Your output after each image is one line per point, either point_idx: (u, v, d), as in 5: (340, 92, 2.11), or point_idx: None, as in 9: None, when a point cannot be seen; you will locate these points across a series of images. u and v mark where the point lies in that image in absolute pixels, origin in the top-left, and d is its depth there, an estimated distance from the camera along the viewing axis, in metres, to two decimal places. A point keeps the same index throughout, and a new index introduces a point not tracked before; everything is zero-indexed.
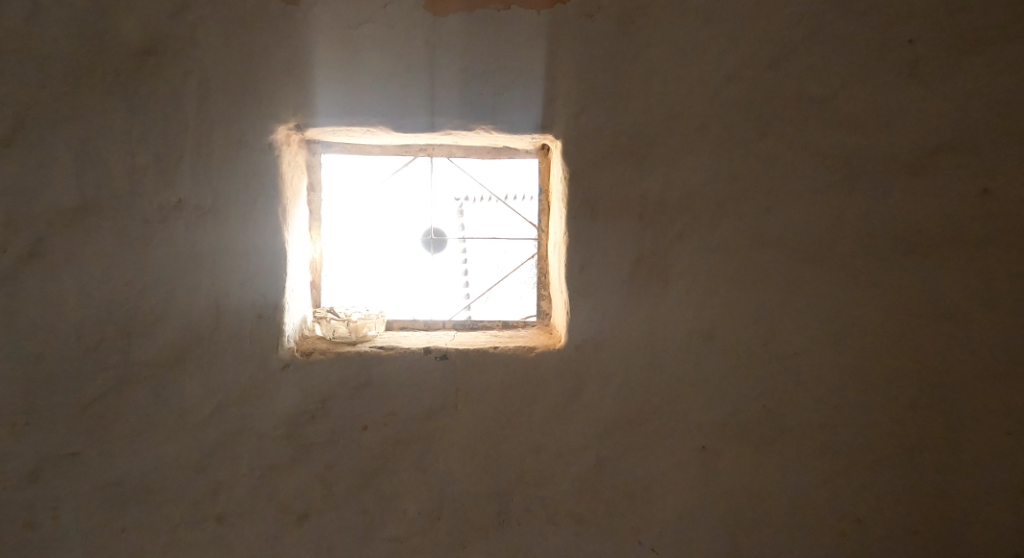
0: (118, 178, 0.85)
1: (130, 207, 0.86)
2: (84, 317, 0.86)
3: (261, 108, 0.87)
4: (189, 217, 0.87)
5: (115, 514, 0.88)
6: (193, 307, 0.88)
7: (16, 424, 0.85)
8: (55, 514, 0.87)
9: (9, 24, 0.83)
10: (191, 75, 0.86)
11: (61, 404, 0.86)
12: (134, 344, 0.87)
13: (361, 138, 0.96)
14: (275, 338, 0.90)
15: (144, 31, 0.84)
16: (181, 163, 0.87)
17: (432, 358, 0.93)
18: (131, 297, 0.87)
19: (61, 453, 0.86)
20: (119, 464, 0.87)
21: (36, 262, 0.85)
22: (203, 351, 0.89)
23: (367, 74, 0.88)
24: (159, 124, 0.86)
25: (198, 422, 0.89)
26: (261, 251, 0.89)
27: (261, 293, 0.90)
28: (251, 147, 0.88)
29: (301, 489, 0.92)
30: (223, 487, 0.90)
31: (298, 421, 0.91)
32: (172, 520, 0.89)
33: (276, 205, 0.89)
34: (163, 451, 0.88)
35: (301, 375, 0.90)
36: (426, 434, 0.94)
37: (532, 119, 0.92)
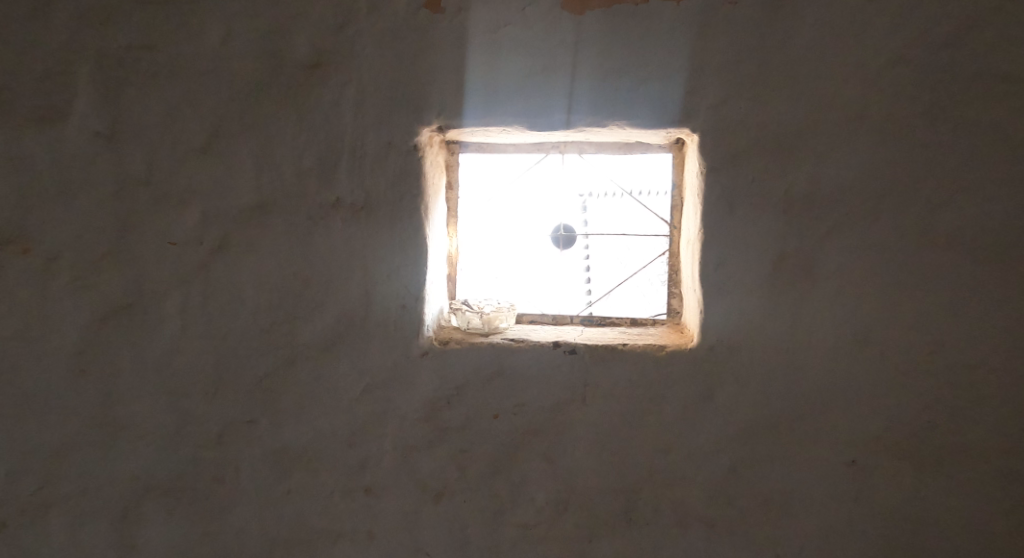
0: (288, 179, 0.96)
1: (298, 205, 0.96)
2: (259, 302, 0.97)
3: (409, 112, 0.94)
4: (345, 214, 0.96)
5: (282, 478, 0.98)
6: (348, 297, 0.97)
7: (207, 393, 0.97)
8: (236, 474, 0.97)
9: (202, 44, 0.93)
10: (349, 85, 0.94)
11: (241, 378, 0.97)
12: (299, 327, 0.97)
13: (497, 137, 1.00)
14: (417, 327, 0.97)
15: (312, 47, 0.94)
16: (339, 166, 0.96)
17: (561, 352, 0.95)
18: (297, 286, 0.97)
19: (241, 421, 0.97)
20: (286, 433, 0.98)
21: (224, 253, 0.96)
22: (355, 335, 0.98)
23: (505, 76, 0.92)
24: (323, 130, 0.95)
25: (351, 400, 0.98)
26: (405, 246, 0.96)
27: (405, 285, 0.97)
28: (399, 149, 0.95)
29: (438, 469, 0.98)
30: (371, 461, 0.98)
31: (436, 404, 0.97)
32: (328, 488, 0.98)
33: (419, 202, 0.96)
34: (322, 425, 0.98)
35: (439, 362, 0.97)
36: (554, 426, 0.96)
37: (670, 113, 0.90)
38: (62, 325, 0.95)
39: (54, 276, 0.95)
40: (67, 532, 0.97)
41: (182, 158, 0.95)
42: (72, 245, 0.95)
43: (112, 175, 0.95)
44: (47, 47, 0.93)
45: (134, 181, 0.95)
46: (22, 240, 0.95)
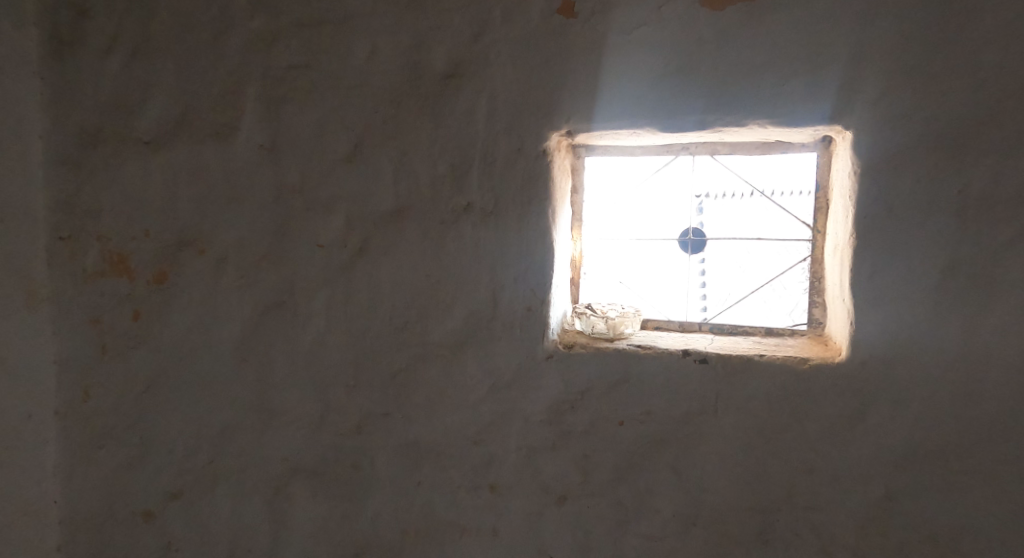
0: (423, 185, 1.01)
1: (432, 210, 1.01)
2: (395, 301, 1.03)
3: (540, 117, 0.95)
4: (475, 218, 0.99)
5: (413, 469, 1.02)
6: (476, 298, 1.00)
7: (347, 385, 1.04)
8: (372, 462, 1.03)
9: (348, 59, 1.00)
10: (482, 94, 0.97)
11: (376, 373, 1.03)
12: (431, 326, 1.02)
13: (626, 139, 0.99)
14: (542, 330, 0.98)
15: (449, 58, 0.97)
16: (471, 172, 0.99)
17: (691, 361, 0.92)
18: (430, 287, 1.01)
19: (377, 413, 1.03)
20: (417, 427, 1.02)
21: (364, 255, 1.03)
22: (483, 336, 1.00)
23: (638, 77, 0.90)
24: (457, 137, 0.99)
25: (478, 399, 1.00)
26: (532, 249, 0.98)
27: (531, 288, 0.98)
28: (529, 154, 0.97)
29: (562, 473, 0.98)
30: (496, 459, 1.00)
31: (560, 408, 0.97)
32: (454, 482, 1.01)
33: (547, 206, 0.97)
34: (450, 422, 1.01)
35: (564, 365, 0.97)
36: (682, 438, 0.93)
37: (819, 110, 0.84)
38: (225, 318, 1.05)
39: (224, 274, 1.05)
40: (229, 505, 1.06)
41: (331, 167, 1.02)
42: (238, 246, 1.04)
43: (271, 183, 1.03)
44: (220, 66, 1.02)
45: (290, 189, 1.03)
46: (199, 241, 1.05)
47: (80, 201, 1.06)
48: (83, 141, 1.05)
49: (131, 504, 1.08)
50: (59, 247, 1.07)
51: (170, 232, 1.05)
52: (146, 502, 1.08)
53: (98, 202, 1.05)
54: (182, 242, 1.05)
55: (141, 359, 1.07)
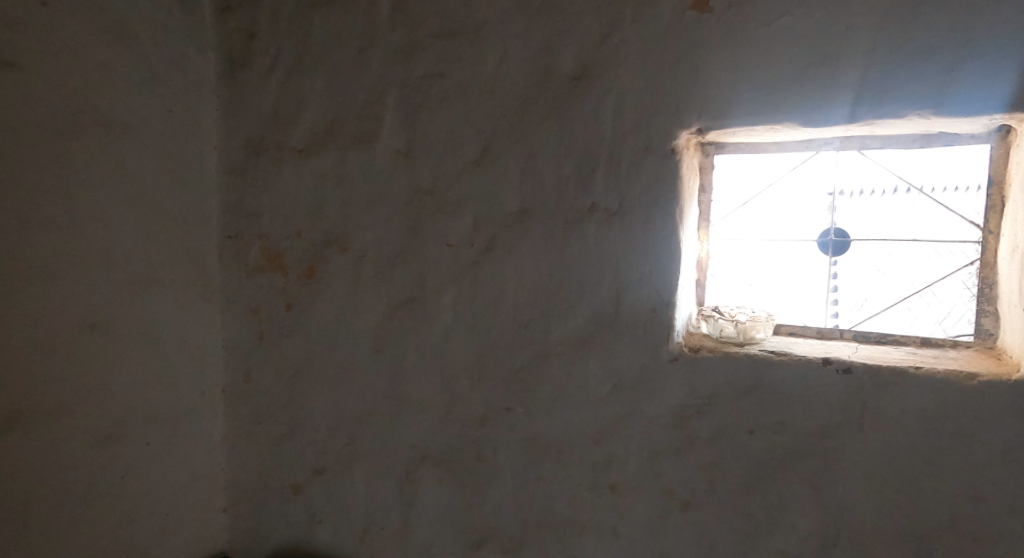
0: (548, 185, 1.02)
1: (557, 210, 1.02)
2: (518, 300, 1.05)
3: (670, 116, 0.94)
4: (600, 218, 1.00)
5: (534, 464, 1.05)
6: (599, 299, 1.01)
7: (473, 378, 1.08)
8: (495, 454, 1.07)
9: (479, 66, 1.04)
10: (609, 94, 0.97)
11: (500, 368, 1.07)
12: (553, 325, 1.04)
13: (761, 137, 0.95)
14: (667, 332, 0.96)
15: (577, 60, 0.99)
16: (597, 172, 0.99)
17: (832, 371, 0.86)
18: (553, 286, 1.03)
19: (500, 407, 1.07)
20: (539, 423, 1.04)
21: (490, 254, 1.06)
22: (606, 336, 1.00)
23: (778, 70, 0.86)
24: (583, 138, 1.00)
25: (599, 399, 1.01)
26: (659, 250, 0.97)
27: (656, 289, 0.97)
28: (656, 154, 0.95)
29: (686, 478, 0.96)
30: (617, 460, 1.00)
31: (685, 412, 0.95)
32: (575, 480, 1.02)
33: (675, 206, 0.95)
34: (571, 419, 1.02)
35: (690, 369, 0.94)
36: (822, 452, 0.87)
37: (995, 96, 0.77)
38: (363, 312, 1.14)
39: (363, 271, 1.13)
40: (364, 484, 1.15)
41: (461, 170, 1.07)
42: (375, 245, 1.12)
43: (406, 185, 1.10)
44: (364, 79, 1.10)
45: (423, 191, 1.09)
46: (342, 240, 1.14)
47: (244, 204, 1.19)
48: (248, 151, 1.18)
49: (281, 477, 1.20)
50: (227, 245, 1.21)
51: (318, 233, 1.15)
52: (293, 476, 1.20)
53: (259, 205, 1.18)
54: (328, 241, 1.15)
55: (291, 346, 1.18)
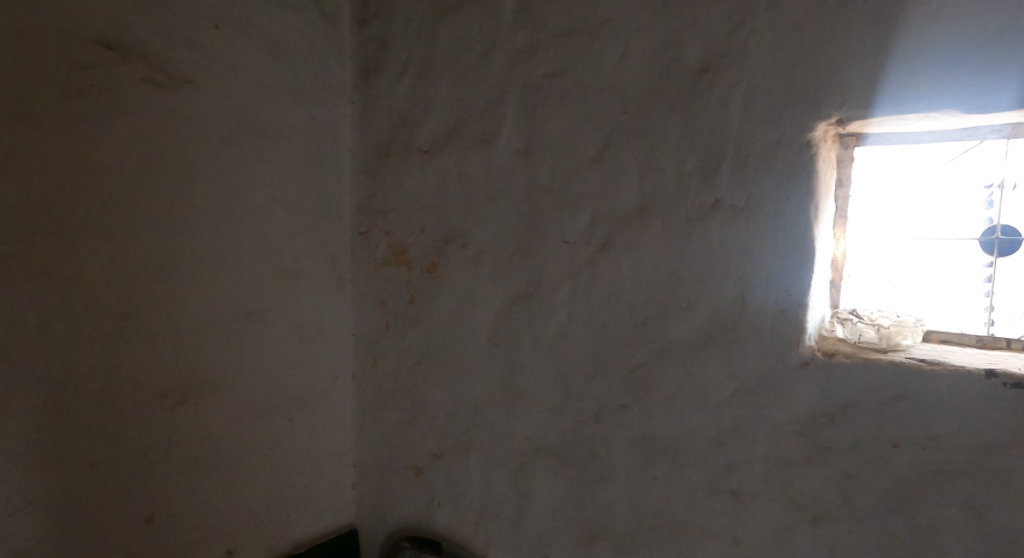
0: (669, 181, 1.00)
1: (678, 207, 1.00)
2: (635, 298, 1.04)
3: (806, 106, 0.88)
4: (724, 215, 0.96)
5: (650, 462, 1.04)
6: (721, 299, 0.97)
7: (587, 374, 1.09)
8: (609, 450, 1.07)
9: (600, 63, 1.04)
10: (738, 86, 0.93)
11: (615, 365, 1.06)
12: (671, 324, 1.01)
13: (912, 126, 0.88)
14: (797, 335, 0.91)
15: (704, 52, 0.96)
16: (722, 167, 0.96)
17: (998, 384, 0.78)
18: (672, 284, 1.01)
19: (615, 404, 1.07)
20: (655, 423, 1.03)
21: (607, 251, 1.06)
22: (728, 337, 0.97)
23: (935, 53, 0.80)
24: (707, 132, 0.96)
25: (720, 401, 0.97)
26: (789, 248, 0.92)
27: (785, 289, 0.92)
28: (789, 147, 0.91)
29: (818, 491, 0.90)
30: (738, 466, 0.96)
31: (816, 420, 0.90)
32: (693, 482, 1.00)
33: (809, 201, 0.90)
34: (690, 421, 1.00)
35: (824, 375, 0.89)
36: (984, 472, 0.79)
37: None
38: (480, 306, 1.18)
39: (481, 266, 1.17)
40: (479, 471, 1.20)
41: (579, 167, 1.08)
42: (493, 241, 1.16)
43: (524, 183, 1.13)
44: (486, 80, 1.15)
45: (540, 188, 1.11)
46: (462, 237, 1.19)
47: (374, 203, 1.29)
48: (379, 152, 1.28)
49: (403, 458, 1.28)
50: (358, 240, 1.32)
51: (440, 229, 1.21)
52: (414, 459, 1.27)
53: (387, 204, 1.27)
54: (449, 237, 1.20)
55: (413, 337, 1.25)
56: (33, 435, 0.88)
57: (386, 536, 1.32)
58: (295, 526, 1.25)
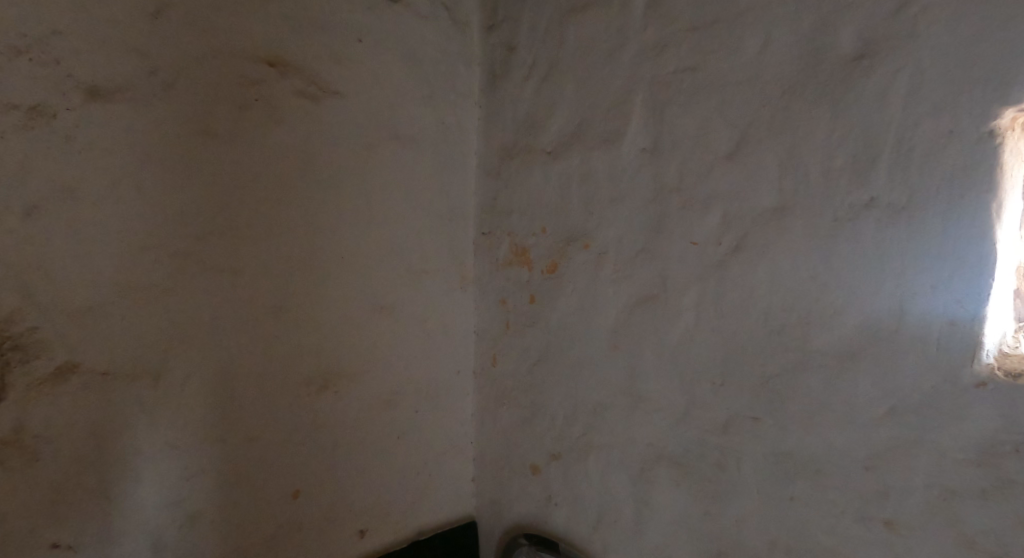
0: (813, 179, 0.92)
1: (823, 206, 0.91)
2: (771, 304, 0.97)
3: (988, 90, 0.77)
4: (880, 215, 0.86)
5: (786, 481, 0.95)
6: (874, 307, 0.87)
7: (714, 383, 1.03)
8: (738, 465, 1.00)
9: (738, 54, 0.99)
10: (901, 71, 0.84)
11: (747, 375, 0.99)
12: (812, 334, 0.93)
13: None
14: (970, 351, 0.79)
15: (860, 37, 0.88)
16: (879, 162, 0.86)
17: None
18: (814, 290, 0.92)
19: (745, 416, 1.00)
20: (792, 438, 0.95)
21: (740, 254, 1.00)
22: (881, 350, 0.86)
23: None
24: (862, 124, 0.88)
25: (870, 421, 0.87)
26: (961, 252, 0.79)
27: (955, 299, 0.80)
28: (964, 137, 0.79)
29: (994, 529, 0.77)
30: (893, 493, 0.85)
31: (994, 449, 0.77)
32: (836, 507, 0.90)
33: (989, 199, 0.78)
34: (833, 439, 0.91)
35: (1007, 399, 0.75)
36: None
37: None
38: (602, 307, 1.17)
39: (604, 267, 1.16)
40: (599, 475, 1.18)
41: (710, 165, 1.03)
42: (617, 242, 1.14)
43: (651, 183, 1.10)
44: (613, 80, 1.14)
45: (667, 188, 1.08)
46: (584, 237, 1.19)
47: (497, 204, 1.34)
48: (502, 154, 1.33)
49: (522, 456, 1.31)
50: (482, 241, 1.37)
51: (562, 230, 1.22)
52: (533, 457, 1.29)
53: (510, 205, 1.31)
54: (571, 238, 1.21)
55: (534, 336, 1.28)
56: (205, 407, 1.01)
57: (503, 531, 1.34)
58: (421, 512, 1.31)
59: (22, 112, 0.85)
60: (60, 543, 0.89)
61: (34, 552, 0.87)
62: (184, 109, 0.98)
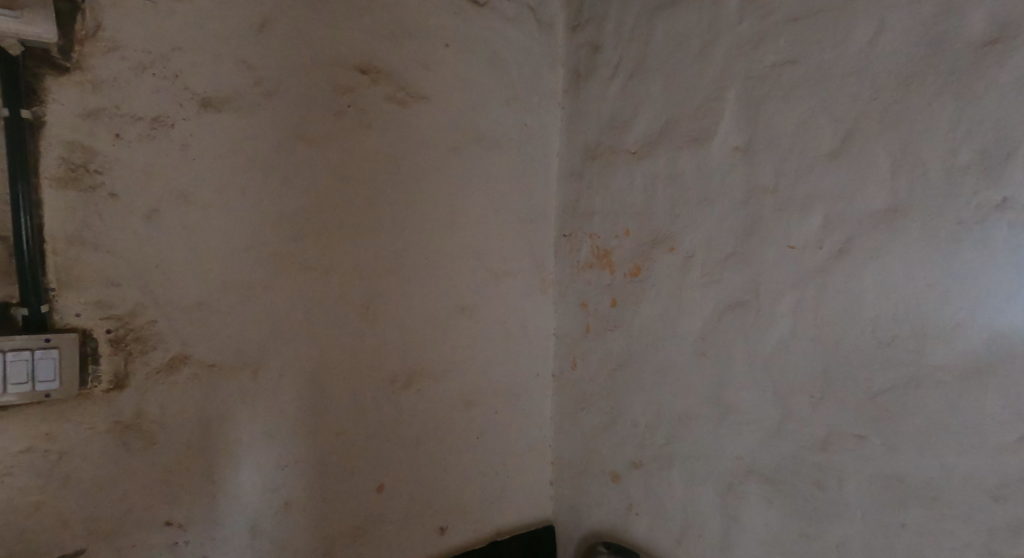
0: (933, 177, 0.84)
1: (944, 206, 0.83)
2: (880, 313, 0.88)
3: None
4: (1016, 216, 0.77)
5: (897, 507, 0.87)
6: (1007, 318, 0.77)
7: (812, 396, 0.95)
8: (840, 486, 0.92)
9: (846, 44, 0.92)
10: None
11: (850, 389, 0.91)
12: (929, 347, 0.84)
13: None
14: None
15: (991, 21, 0.79)
16: (1015, 158, 0.77)
17: None
18: (932, 299, 0.83)
19: (848, 433, 0.91)
20: (903, 460, 0.86)
21: (844, 258, 0.92)
22: (1015, 367, 0.77)
23: None
24: (992, 117, 0.79)
25: (1000, 446, 0.78)
26: None
27: None
28: None
29: None
30: None
31: None
32: (958, 539, 0.81)
33: None
34: (954, 464, 0.81)
35: None
36: None
37: None
38: (689, 313, 1.12)
39: (690, 271, 1.12)
40: (683, 487, 1.14)
41: (811, 163, 0.96)
42: (705, 244, 1.10)
43: (743, 183, 1.04)
44: (703, 77, 1.10)
45: (761, 188, 1.02)
46: (670, 240, 1.15)
47: (579, 206, 1.32)
48: (585, 155, 1.32)
49: (601, 462, 1.29)
50: (562, 243, 1.37)
51: (646, 233, 1.19)
52: (612, 464, 1.26)
53: (592, 207, 1.29)
54: (655, 240, 1.17)
55: (615, 340, 1.25)
56: (298, 400, 1.06)
57: (581, 537, 1.32)
58: (498, 512, 1.32)
59: (146, 122, 0.92)
60: (172, 520, 0.96)
61: (151, 528, 0.94)
62: (285, 116, 1.03)
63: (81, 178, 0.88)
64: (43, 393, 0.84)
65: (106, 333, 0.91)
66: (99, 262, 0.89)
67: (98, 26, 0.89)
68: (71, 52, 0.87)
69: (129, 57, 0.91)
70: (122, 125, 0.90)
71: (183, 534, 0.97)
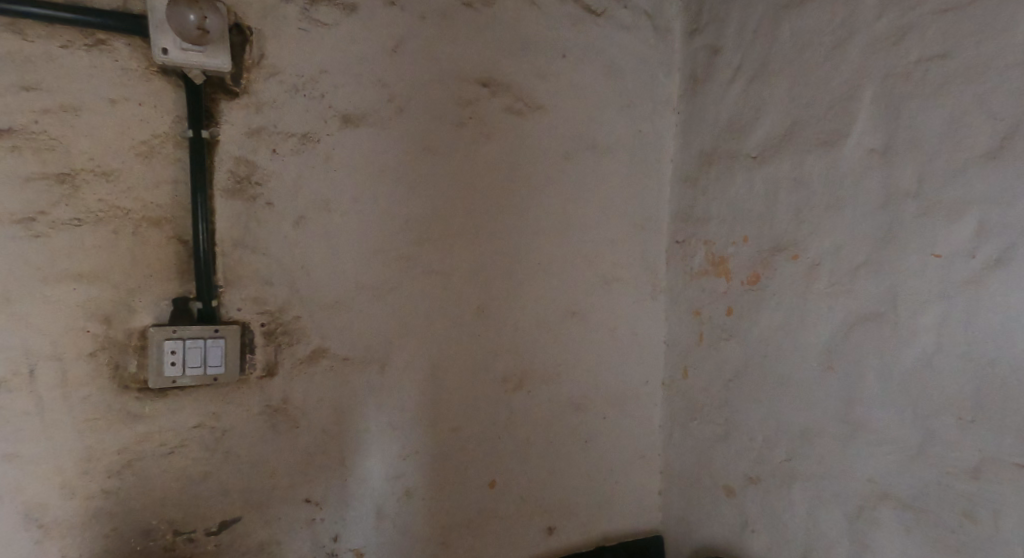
0: None
1: None
2: None
3: None
4: None
5: None
6: None
7: (962, 418, 0.86)
8: (995, 520, 0.83)
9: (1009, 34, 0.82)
10: None
11: (1011, 413, 0.81)
12: None
13: None
14: None
15: None
16: None
17: None
18: None
19: (1006, 461, 0.82)
20: None
21: (1003, 268, 0.82)
22: None
23: None
24: None
25: None
26: None
27: None
28: None
29: None
30: None
31: None
32: None
33: None
34: None
35: None
36: None
37: None
38: (815, 324, 1.07)
39: (817, 279, 1.06)
40: (805, 507, 1.08)
41: (963, 164, 0.87)
42: (834, 252, 1.04)
43: (880, 187, 0.97)
44: (835, 76, 1.04)
45: (901, 192, 0.94)
46: (793, 248, 1.10)
47: (694, 212, 1.31)
48: (701, 161, 1.30)
49: (715, 475, 1.25)
50: (676, 249, 1.35)
51: (767, 240, 1.15)
52: (727, 478, 1.23)
53: (708, 214, 1.27)
54: (777, 248, 1.13)
55: (731, 350, 1.22)
56: (419, 395, 1.13)
57: (692, 550, 1.30)
58: (605, 516, 1.33)
59: (297, 139, 1.03)
60: (311, 498, 1.06)
61: (293, 503, 1.05)
62: (413, 130, 1.11)
63: (245, 189, 1.00)
64: (212, 376, 0.96)
65: (260, 326, 1.02)
66: (255, 263, 1.01)
67: (263, 55, 1.00)
68: (241, 78, 0.99)
69: (285, 81, 1.02)
70: (278, 142, 1.02)
71: (320, 512, 1.06)
